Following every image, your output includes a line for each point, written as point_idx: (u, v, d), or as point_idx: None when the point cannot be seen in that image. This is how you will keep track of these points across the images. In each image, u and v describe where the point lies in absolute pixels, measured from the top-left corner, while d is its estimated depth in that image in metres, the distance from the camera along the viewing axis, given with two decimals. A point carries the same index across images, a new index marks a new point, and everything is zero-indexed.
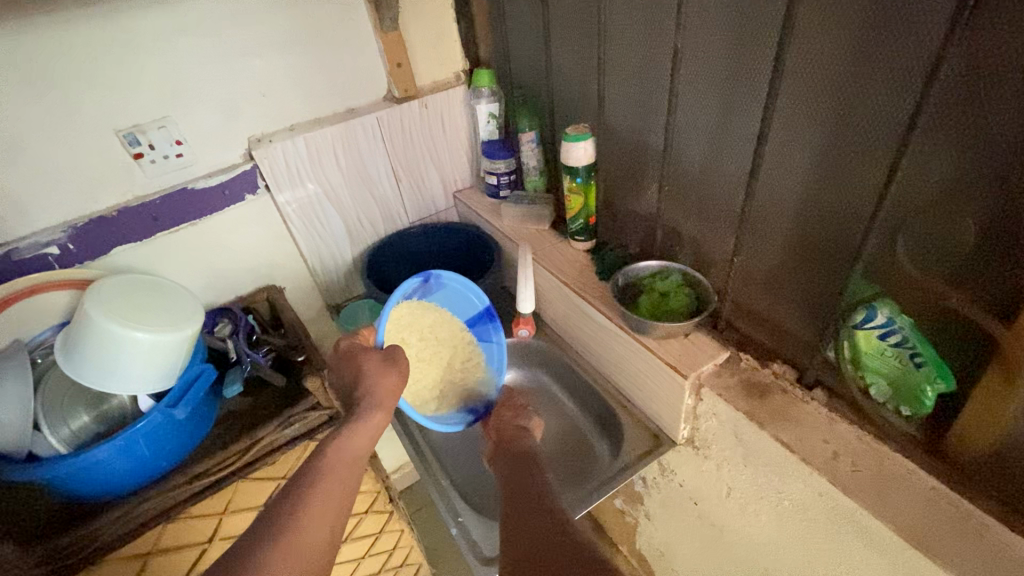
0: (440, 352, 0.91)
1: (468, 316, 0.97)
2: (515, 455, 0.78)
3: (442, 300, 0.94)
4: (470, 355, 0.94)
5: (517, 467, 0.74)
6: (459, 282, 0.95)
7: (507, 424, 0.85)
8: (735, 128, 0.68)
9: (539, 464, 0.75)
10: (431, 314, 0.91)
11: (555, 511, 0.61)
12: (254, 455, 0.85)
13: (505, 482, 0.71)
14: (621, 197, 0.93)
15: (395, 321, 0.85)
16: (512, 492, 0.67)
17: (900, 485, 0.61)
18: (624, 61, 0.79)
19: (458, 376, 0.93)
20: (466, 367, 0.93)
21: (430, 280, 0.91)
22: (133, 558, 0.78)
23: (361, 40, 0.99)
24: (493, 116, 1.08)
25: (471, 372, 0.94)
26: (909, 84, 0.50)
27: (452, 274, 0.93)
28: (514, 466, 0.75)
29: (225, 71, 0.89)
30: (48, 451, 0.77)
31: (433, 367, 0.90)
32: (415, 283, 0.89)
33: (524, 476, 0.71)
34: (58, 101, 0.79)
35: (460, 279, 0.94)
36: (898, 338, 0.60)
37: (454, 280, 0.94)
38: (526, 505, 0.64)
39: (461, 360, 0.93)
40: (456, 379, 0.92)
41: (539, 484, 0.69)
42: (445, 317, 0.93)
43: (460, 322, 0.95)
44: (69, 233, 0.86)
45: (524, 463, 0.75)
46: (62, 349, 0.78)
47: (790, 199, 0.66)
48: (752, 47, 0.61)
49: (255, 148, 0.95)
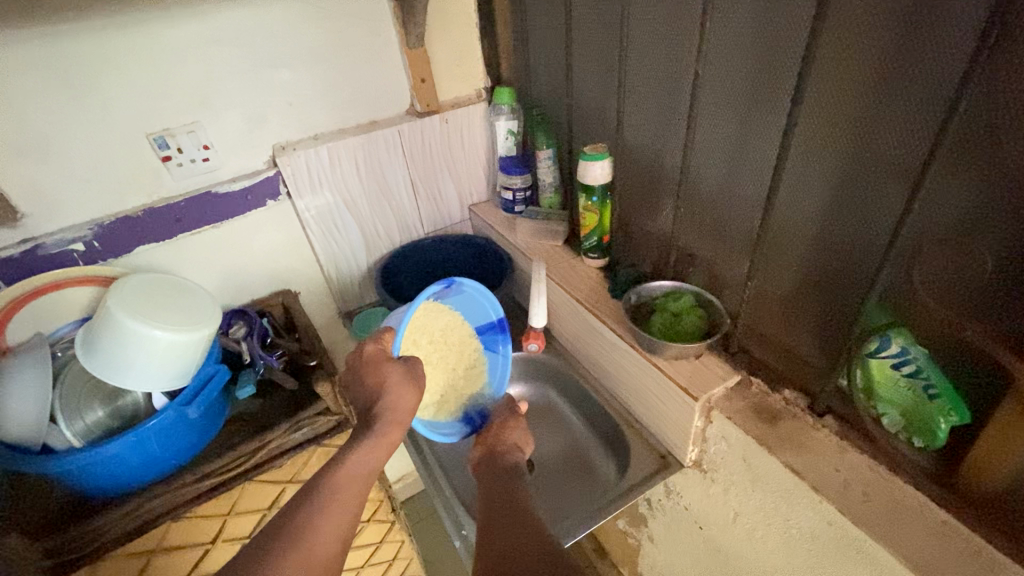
0: (447, 357, 0.91)
1: (478, 323, 0.97)
2: (500, 471, 0.77)
3: (458, 305, 0.94)
4: (475, 362, 0.95)
5: (500, 487, 0.73)
6: (478, 290, 0.94)
7: (501, 438, 0.83)
8: (753, 152, 0.69)
9: (519, 483, 0.74)
10: (444, 317, 0.91)
11: (540, 531, 0.61)
12: (262, 458, 0.86)
13: (482, 503, 0.71)
14: (637, 216, 0.94)
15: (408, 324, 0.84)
16: (491, 513, 0.67)
17: (912, 516, 0.60)
18: (645, 84, 0.81)
19: (459, 383, 0.93)
20: (469, 374, 0.94)
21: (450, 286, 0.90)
22: (137, 555, 0.79)
23: (388, 55, 1.01)
24: (512, 132, 1.11)
25: (473, 379, 0.95)
26: (930, 117, 0.51)
27: (473, 282, 0.92)
28: (498, 487, 0.73)
29: (256, 81, 0.92)
30: (63, 444, 0.78)
31: (439, 371, 0.90)
32: (438, 288, 0.87)
33: (511, 493, 0.71)
34: (94, 104, 0.82)
35: (480, 289, 0.94)
36: (912, 368, 0.59)
37: (473, 287, 0.94)
38: (510, 524, 0.63)
39: (466, 366, 0.94)
40: (458, 386, 0.92)
41: (519, 504, 0.68)
42: (456, 321, 0.93)
43: (469, 328, 0.96)
44: (96, 231, 0.88)
45: (510, 483, 0.74)
46: (82, 344, 0.80)
47: (806, 222, 0.66)
48: (772, 72, 0.63)
49: (279, 154, 0.98)
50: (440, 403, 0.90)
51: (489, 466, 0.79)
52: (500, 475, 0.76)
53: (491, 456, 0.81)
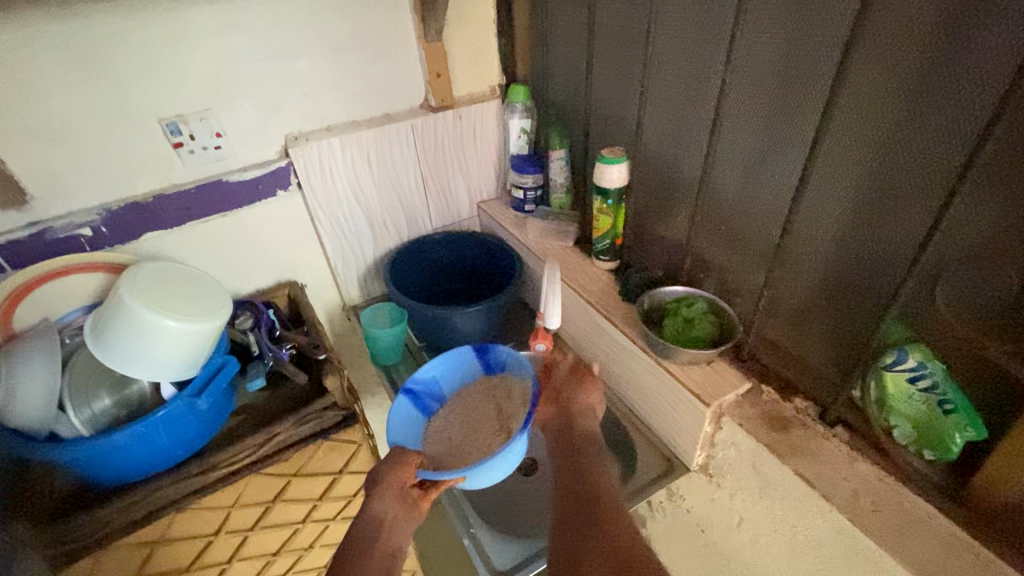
0: (482, 414, 0.86)
1: (474, 366, 0.93)
2: (569, 435, 0.75)
3: (451, 384, 0.92)
4: (502, 385, 0.89)
5: (576, 474, 0.68)
6: (435, 363, 0.91)
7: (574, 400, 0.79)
8: (777, 162, 0.69)
9: (588, 443, 0.73)
10: (452, 407, 0.89)
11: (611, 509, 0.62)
12: (268, 450, 0.85)
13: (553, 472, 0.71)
14: (650, 221, 0.94)
15: (425, 437, 0.85)
16: (562, 489, 0.67)
17: (921, 527, 0.62)
18: (666, 89, 0.81)
19: (506, 408, 0.86)
20: (505, 396, 0.88)
21: (424, 390, 0.90)
22: (140, 545, 0.78)
23: (405, 48, 1.00)
24: (524, 131, 1.12)
25: (511, 392, 0.88)
26: (963, 138, 0.52)
27: (419, 370, 0.90)
28: (575, 474, 0.68)
29: (272, 69, 0.91)
30: (70, 432, 0.77)
31: (487, 428, 0.84)
32: (412, 405, 0.88)
33: (583, 457, 0.71)
34: (107, 87, 0.80)
35: (428, 363, 0.91)
36: (928, 383, 0.60)
37: (430, 367, 0.91)
38: (580, 525, 0.60)
39: (499, 396, 0.88)
40: (507, 411, 0.85)
41: (590, 471, 0.68)
42: (464, 393, 0.91)
43: (477, 380, 0.92)
44: (104, 216, 0.87)
45: (587, 467, 0.69)
46: (90, 331, 0.79)
47: (828, 235, 0.67)
48: (802, 83, 0.63)
49: (293, 145, 0.97)
50: (511, 435, 0.81)
51: (561, 438, 0.75)
52: (574, 456, 0.71)
53: (568, 426, 0.77)
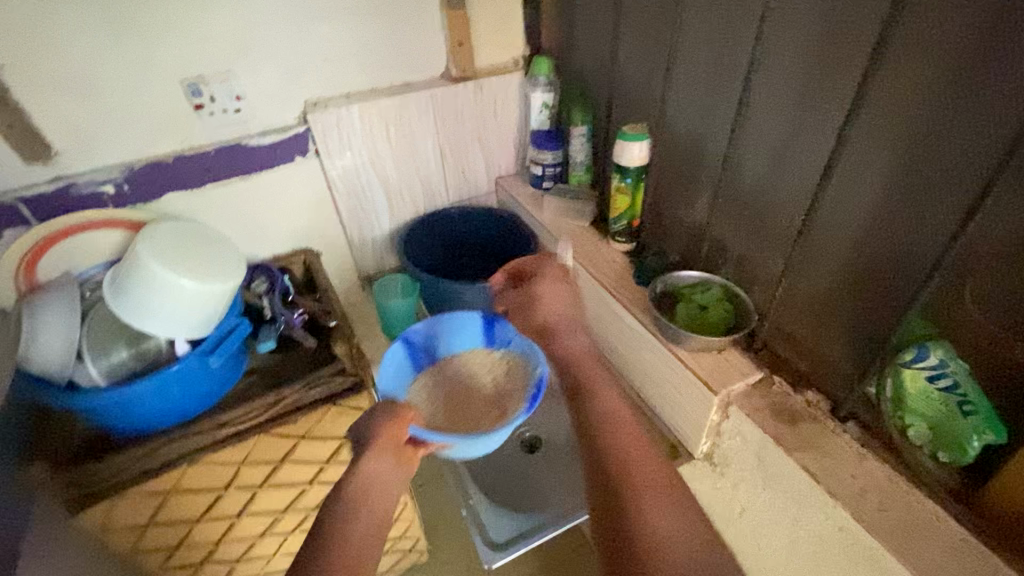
0: (478, 385, 0.90)
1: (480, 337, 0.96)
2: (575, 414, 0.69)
3: (452, 345, 0.96)
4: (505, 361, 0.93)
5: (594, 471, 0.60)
6: (440, 321, 0.94)
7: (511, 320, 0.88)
8: (805, 145, 0.66)
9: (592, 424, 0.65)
10: (448, 366, 0.93)
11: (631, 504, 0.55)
12: (277, 411, 0.87)
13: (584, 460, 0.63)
14: (670, 203, 0.91)
15: (415, 388, 0.90)
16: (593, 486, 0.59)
17: (928, 530, 0.59)
18: (694, 65, 0.78)
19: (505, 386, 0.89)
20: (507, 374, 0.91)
21: (423, 344, 0.94)
22: (152, 495, 0.81)
23: (428, 15, 0.98)
24: (547, 105, 1.08)
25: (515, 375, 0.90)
26: (1003, 128, 0.48)
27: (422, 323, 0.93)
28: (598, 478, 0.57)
29: (292, 33, 0.90)
30: (87, 380, 0.80)
31: (479, 400, 0.88)
32: (407, 356, 0.91)
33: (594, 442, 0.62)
34: (129, 44, 0.80)
35: (434, 320, 0.94)
36: (950, 381, 0.58)
37: (432, 323, 0.94)
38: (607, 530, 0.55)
39: (501, 372, 0.92)
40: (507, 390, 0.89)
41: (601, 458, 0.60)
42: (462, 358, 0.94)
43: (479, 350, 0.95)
44: (126, 173, 0.88)
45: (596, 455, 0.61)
46: (110, 284, 0.81)
47: (853, 225, 0.64)
48: (836, 62, 0.59)
49: (311, 111, 0.96)
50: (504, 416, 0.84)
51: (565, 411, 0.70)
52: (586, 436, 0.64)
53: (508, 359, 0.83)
